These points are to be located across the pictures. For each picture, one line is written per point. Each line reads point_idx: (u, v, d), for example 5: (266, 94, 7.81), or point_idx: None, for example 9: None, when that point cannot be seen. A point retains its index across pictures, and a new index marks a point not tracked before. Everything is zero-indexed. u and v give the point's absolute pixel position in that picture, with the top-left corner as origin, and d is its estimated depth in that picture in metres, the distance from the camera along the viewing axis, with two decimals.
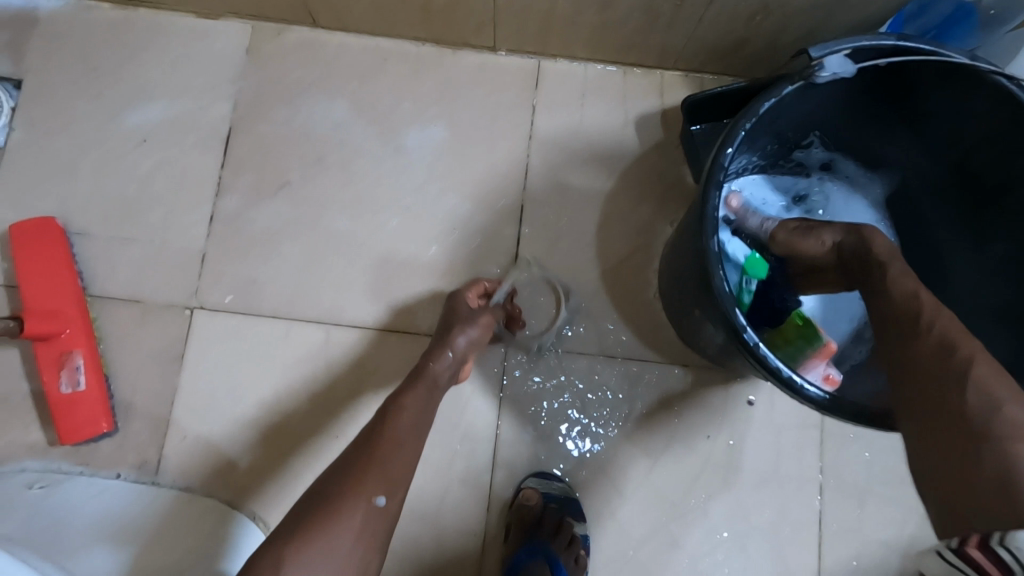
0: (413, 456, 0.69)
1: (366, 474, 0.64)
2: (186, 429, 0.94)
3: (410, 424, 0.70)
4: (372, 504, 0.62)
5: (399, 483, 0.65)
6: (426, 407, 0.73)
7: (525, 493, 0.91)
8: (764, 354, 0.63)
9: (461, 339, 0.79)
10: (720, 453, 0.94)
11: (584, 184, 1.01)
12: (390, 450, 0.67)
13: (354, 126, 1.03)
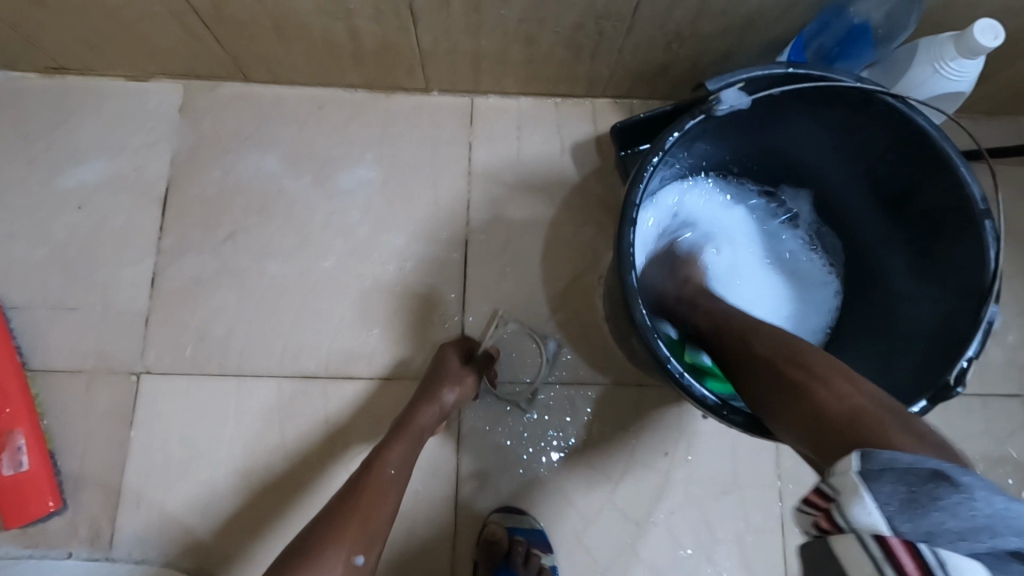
0: (391, 508, 0.72)
1: (348, 529, 0.66)
2: (140, 497, 0.92)
3: (390, 476, 0.73)
4: (352, 560, 0.65)
5: (377, 540, 0.68)
6: (408, 460, 0.77)
7: (490, 529, 0.90)
8: (684, 380, 0.64)
9: (445, 400, 0.84)
10: (679, 468, 0.95)
11: (526, 215, 1.03)
12: (373, 504, 0.70)
13: (292, 176, 1.03)
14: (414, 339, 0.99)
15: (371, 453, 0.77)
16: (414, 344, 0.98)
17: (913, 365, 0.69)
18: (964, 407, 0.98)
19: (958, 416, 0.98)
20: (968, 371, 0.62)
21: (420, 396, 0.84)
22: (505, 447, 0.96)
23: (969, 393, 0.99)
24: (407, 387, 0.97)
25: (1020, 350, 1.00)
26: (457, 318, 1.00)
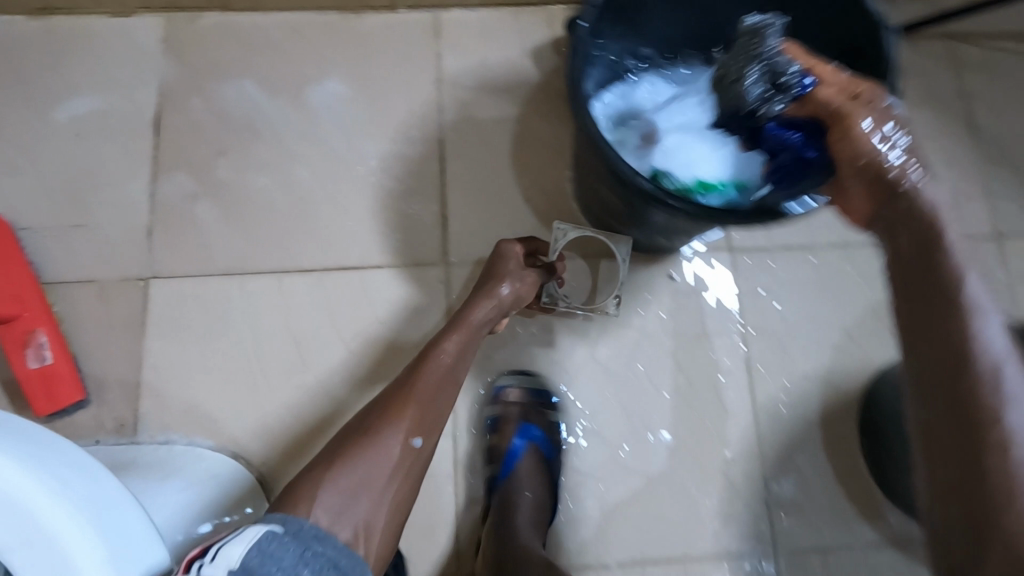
0: (446, 398, 0.79)
1: (406, 414, 0.74)
2: (159, 387, 0.99)
3: (446, 368, 0.79)
4: (410, 443, 0.73)
5: (433, 426, 0.76)
6: (465, 353, 0.82)
7: (506, 392, 1.00)
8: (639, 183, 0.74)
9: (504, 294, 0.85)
10: (652, 324, 1.05)
11: (495, 112, 1.11)
12: (429, 393, 0.77)
13: (272, 93, 1.10)
14: (401, 230, 1.06)
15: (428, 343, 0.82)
16: (402, 234, 1.06)
17: None
18: None
19: None
20: None
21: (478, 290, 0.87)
22: None
23: None
24: (398, 273, 1.04)
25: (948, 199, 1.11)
26: (440, 208, 1.07)
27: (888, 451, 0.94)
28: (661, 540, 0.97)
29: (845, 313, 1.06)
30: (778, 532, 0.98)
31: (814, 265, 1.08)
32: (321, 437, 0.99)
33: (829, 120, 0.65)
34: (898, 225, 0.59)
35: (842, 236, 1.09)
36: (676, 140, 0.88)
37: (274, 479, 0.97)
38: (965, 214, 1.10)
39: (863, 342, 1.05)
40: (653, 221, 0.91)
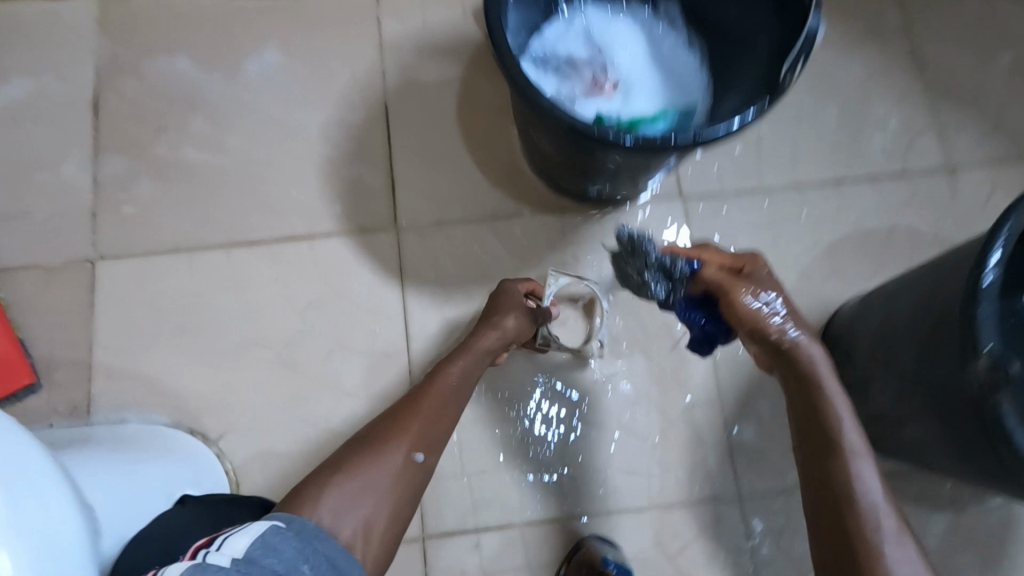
0: (451, 417, 0.76)
1: (411, 429, 0.72)
2: (111, 368, 0.98)
3: (453, 386, 0.77)
4: (411, 456, 0.70)
5: (437, 443, 0.73)
6: (472, 374, 0.80)
7: (586, 551, 0.90)
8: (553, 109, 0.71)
9: (506, 326, 0.85)
10: (607, 277, 1.03)
11: (438, 73, 1.10)
12: (435, 410, 0.75)
13: (210, 67, 1.08)
14: (348, 197, 1.04)
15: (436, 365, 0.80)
16: (350, 201, 1.04)
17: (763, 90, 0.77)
18: (858, 189, 1.08)
19: (854, 197, 1.08)
20: (797, 77, 0.70)
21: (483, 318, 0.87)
22: (446, 282, 1.02)
23: (860, 179, 1.09)
24: (348, 240, 1.03)
25: (899, 137, 1.10)
26: (387, 173, 1.06)
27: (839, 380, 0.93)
28: (625, 489, 0.97)
29: (800, 255, 1.06)
30: (741, 475, 0.98)
31: (768, 208, 1.07)
32: (278, 408, 0.98)
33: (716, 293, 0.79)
34: (795, 376, 0.73)
35: (795, 178, 1.08)
36: (625, 87, 0.88)
37: (232, 452, 0.96)
38: (916, 151, 1.10)
39: (819, 283, 1.04)
40: (610, 171, 0.87)
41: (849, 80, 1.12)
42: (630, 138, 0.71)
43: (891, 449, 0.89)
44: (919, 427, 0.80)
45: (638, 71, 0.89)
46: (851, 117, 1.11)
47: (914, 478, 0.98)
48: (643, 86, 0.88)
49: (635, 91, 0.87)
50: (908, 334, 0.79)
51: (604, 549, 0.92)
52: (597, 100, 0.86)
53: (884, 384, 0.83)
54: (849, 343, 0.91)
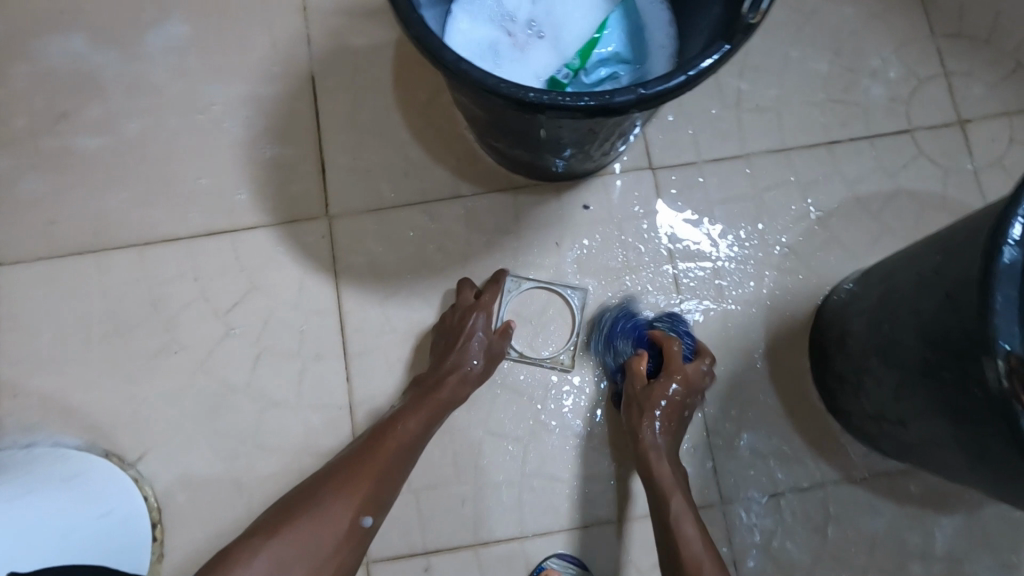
0: (402, 474, 0.72)
1: (360, 488, 0.67)
2: (16, 385, 0.88)
3: (406, 444, 0.72)
4: (359, 521, 0.66)
5: (385, 503, 0.69)
6: (429, 424, 0.75)
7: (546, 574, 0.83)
8: (462, 66, 0.55)
9: (467, 368, 0.80)
10: (567, 263, 0.91)
11: (370, 37, 0.96)
12: (388, 470, 0.70)
13: (113, 42, 0.95)
14: (273, 185, 0.93)
15: (389, 415, 0.76)
16: (276, 188, 0.93)
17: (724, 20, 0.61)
18: (853, 150, 0.95)
19: (849, 160, 0.94)
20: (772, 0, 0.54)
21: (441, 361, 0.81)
22: (387, 276, 0.91)
23: (856, 137, 0.95)
24: (275, 232, 0.92)
25: (901, 87, 0.96)
26: (315, 156, 0.93)
27: (833, 374, 0.81)
28: (592, 500, 0.86)
29: (788, 228, 0.93)
30: (724, 481, 0.87)
31: (749, 176, 0.94)
32: (203, 423, 0.88)
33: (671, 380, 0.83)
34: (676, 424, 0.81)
35: (781, 139, 0.95)
36: (556, 28, 0.73)
37: (153, 474, 0.86)
38: (921, 102, 0.96)
39: (809, 259, 0.92)
40: (554, 137, 0.71)
41: (842, 23, 0.98)
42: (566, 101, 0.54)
43: (894, 449, 0.77)
44: (924, 429, 0.67)
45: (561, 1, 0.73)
46: (844, 66, 0.97)
47: (919, 477, 0.87)
48: (576, 19, 0.73)
49: (571, 31, 0.73)
50: (911, 321, 0.65)
51: (568, 570, 0.84)
52: (540, 62, 0.72)
53: (882, 378, 0.71)
54: (844, 329, 0.78)
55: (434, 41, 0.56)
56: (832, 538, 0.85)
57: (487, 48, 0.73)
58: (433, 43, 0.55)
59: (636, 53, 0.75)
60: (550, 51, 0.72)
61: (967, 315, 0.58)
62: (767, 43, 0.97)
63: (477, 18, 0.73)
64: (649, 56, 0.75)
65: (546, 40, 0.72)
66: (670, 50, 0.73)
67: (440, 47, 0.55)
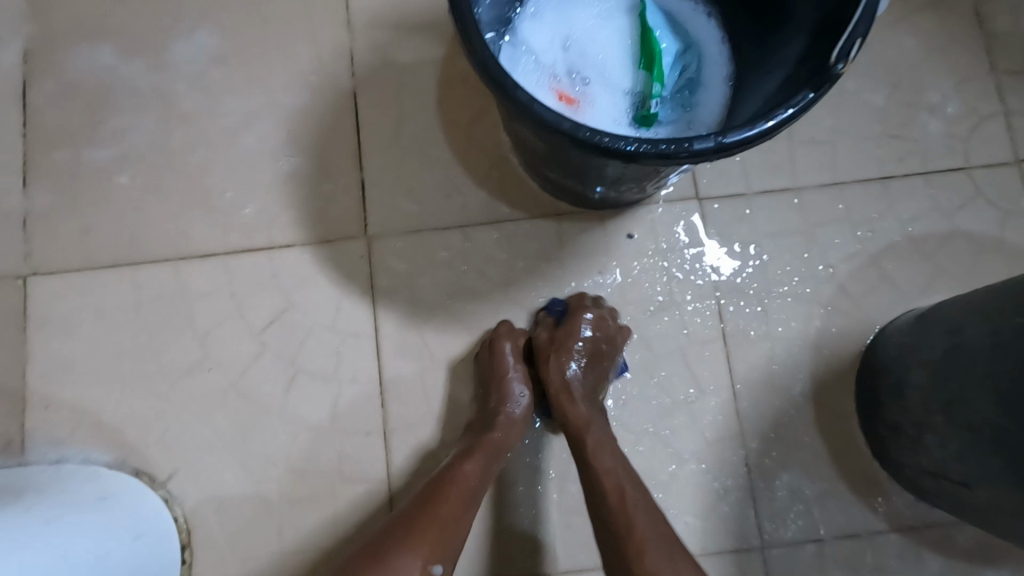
0: (470, 522, 0.68)
1: (425, 537, 0.63)
2: (46, 399, 0.86)
3: (468, 487, 0.69)
4: (429, 569, 0.62)
5: (456, 549, 0.65)
6: (487, 470, 0.73)
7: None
8: (537, 110, 0.54)
9: (516, 405, 0.79)
10: (609, 291, 0.89)
11: (416, 53, 0.94)
12: (453, 514, 0.66)
13: (156, 49, 0.94)
14: (313, 202, 0.91)
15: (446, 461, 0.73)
16: (314, 206, 0.91)
17: (803, 62, 0.59)
18: (909, 187, 0.92)
19: (903, 197, 0.91)
20: (858, 47, 0.53)
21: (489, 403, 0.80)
22: (425, 299, 0.89)
23: (910, 173, 0.92)
24: (313, 251, 0.90)
25: (959, 122, 0.93)
26: (356, 174, 0.92)
27: (884, 422, 0.79)
28: None
29: (838, 265, 0.90)
30: (765, 525, 0.84)
31: (799, 209, 0.91)
32: (235, 444, 0.86)
33: (547, 350, 0.82)
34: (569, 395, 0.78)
35: (834, 173, 0.92)
36: (600, 67, 0.71)
37: (184, 495, 0.85)
38: (980, 139, 0.93)
39: (860, 296, 0.89)
40: (614, 174, 0.69)
41: (900, 54, 0.95)
42: (645, 149, 0.53)
43: (947, 504, 0.75)
44: (989, 492, 0.65)
45: (589, 37, 0.71)
46: (901, 99, 0.94)
47: (967, 528, 0.84)
48: (615, 47, 0.71)
49: (618, 66, 0.71)
50: (980, 381, 0.63)
51: None
52: (613, 106, 0.70)
53: (944, 434, 0.68)
54: (901, 379, 0.75)
55: (510, 82, 0.54)
56: None
57: (584, 105, 0.70)
58: (509, 85, 0.54)
59: (683, 38, 0.74)
60: (613, 93, 0.70)
61: None
62: None
63: (546, 92, 0.69)
64: (710, 57, 0.73)
65: (600, 84, 0.70)
66: (718, 30, 0.73)
67: (516, 89, 0.54)
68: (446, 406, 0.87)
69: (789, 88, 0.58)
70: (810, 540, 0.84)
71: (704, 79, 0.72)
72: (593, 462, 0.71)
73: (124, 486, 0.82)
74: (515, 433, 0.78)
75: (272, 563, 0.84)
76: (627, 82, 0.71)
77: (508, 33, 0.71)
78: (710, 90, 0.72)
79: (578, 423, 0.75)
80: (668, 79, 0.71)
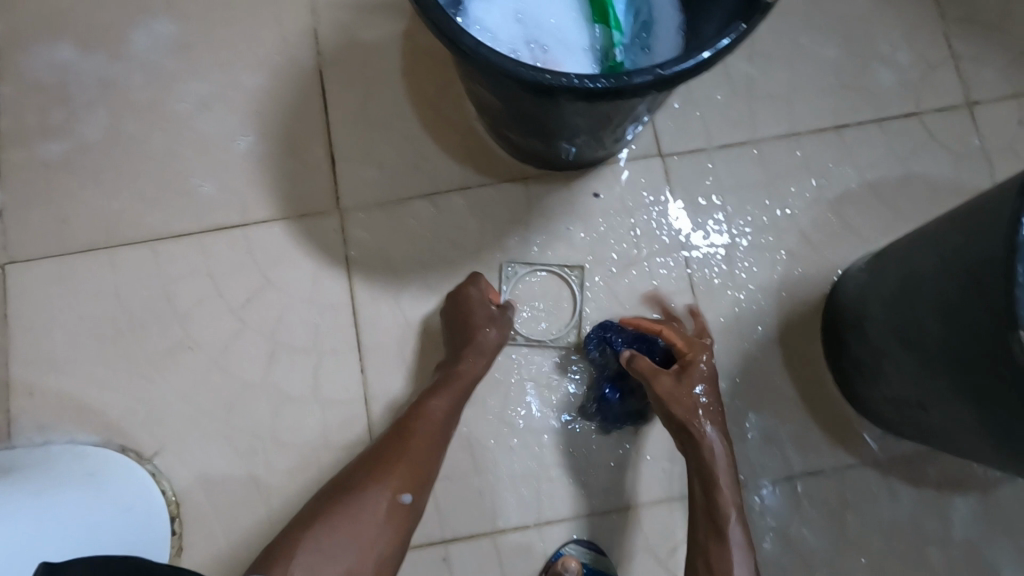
0: (438, 455, 0.74)
1: (395, 471, 0.70)
2: (30, 384, 0.88)
3: (435, 423, 0.74)
4: (398, 499, 0.69)
5: (426, 482, 0.72)
6: (455, 403, 0.77)
7: (564, 560, 0.81)
8: (482, 54, 0.56)
9: (485, 338, 0.81)
10: (578, 250, 0.91)
11: (378, 29, 0.96)
12: (422, 450, 0.72)
13: (123, 38, 0.95)
14: (284, 179, 0.93)
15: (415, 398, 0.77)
16: (287, 184, 0.92)
17: None
18: (864, 134, 0.94)
19: (859, 145, 0.94)
20: None
21: (456, 339, 0.82)
22: (399, 267, 0.91)
23: (865, 121, 0.95)
24: (286, 226, 0.92)
25: (910, 71, 0.96)
26: (325, 149, 0.93)
27: (848, 358, 0.81)
28: (609, 487, 0.87)
29: (799, 213, 0.92)
30: (740, 466, 0.86)
31: (759, 161, 0.94)
32: (219, 418, 0.88)
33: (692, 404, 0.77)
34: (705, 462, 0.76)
35: (791, 125, 0.95)
36: (556, 27, 0.72)
37: (171, 470, 0.86)
38: (931, 85, 0.95)
39: (822, 242, 0.92)
40: (570, 125, 0.71)
41: (849, 7, 0.97)
42: (588, 85, 0.55)
43: (911, 432, 0.77)
44: (945, 410, 0.67)
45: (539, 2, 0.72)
46: (853, 51, 0.97)
47: (934, 459, 0.87)
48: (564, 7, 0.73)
49: (572, 24, 0.72)
50: (929, 302, 0.65)
51: (585, 556, 0.84)
52: (579, 65, 0.72)
53: (899, 359, 0.71)
54: (859, 314, 0.78)
55: (455, 28, 0.56)
56: (848, 524, 0.85)
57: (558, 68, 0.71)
58: (454, 31, 0.56)
59: None
60: (573, 52, 0.72)
61: (987, 291, 0.58)
62: (773, 27, 0.97)
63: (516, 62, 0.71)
64: None
65: (558, 46, 0.72)
66: None
67: (462, 35, 0.56)
68: (426, 370, 0.89)
69: (727, 23, 0.60)
70: (784, 479, 0.86)
71: (657, 20, 0.74)
72: (727, 540, 0.73)
73: (110, 464, 0.83)
74: (483, 364, 0.80)
75: (261, 532, 0.85)
76: (584, 40, 0.72)
77: (459, 15, 0.71)
78: (666, 28, 0.73)
79: (713, 492, 0.75)
80: (623, 27, 0.73)
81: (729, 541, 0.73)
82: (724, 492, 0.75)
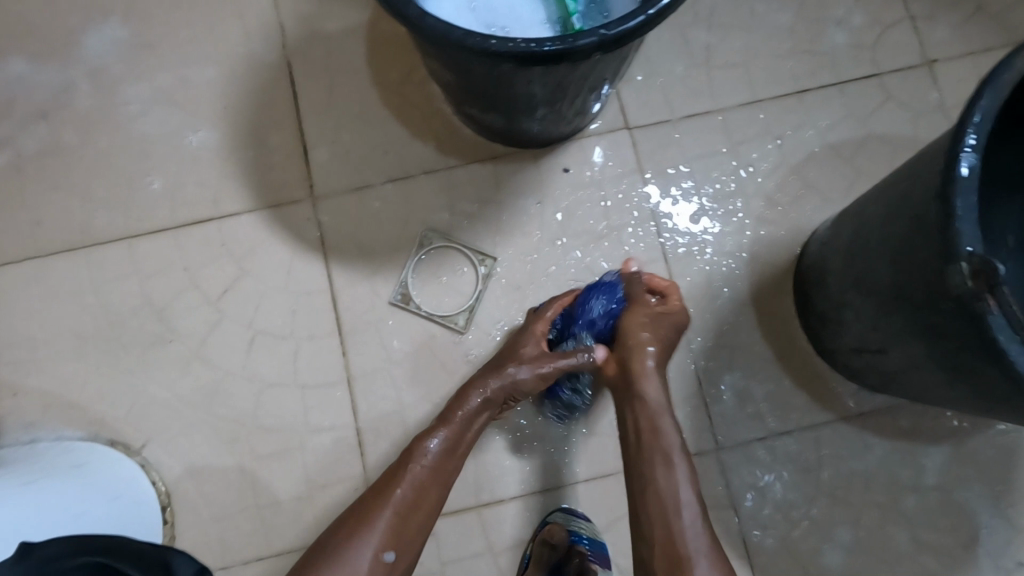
0: (427, 508, 0.72)
1: (377, 526, 0.69)
2: (15, 385, 0.89)
3: (430, 468, 0.72)
4: (382, 557, 0.68)
5: (411, 540, 0.70)
6: (453, 450, 0.74)
7: (550, 529, 0.83)
8: (430, 25, 0.57)
9: (518, 379, 0.77)
10: (549, 225, 0.93)
11: (342, 18, 0.97)
12: (410, 502, 0.71)
13: (91, 39, 0.97)
14: (256, 169, 0.94)
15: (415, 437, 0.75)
16: (259, 175, 0.94)
17: None
18: (824, 98, 0.96)
19: (819, 109, 0.96)
20: None
21: (478, 382, 0.78)
22: (374, 251, 0.92)
23: (824, 85, 0.96)
24: (261, 216, 0.93)
25: (867, 34, 0.98)
26: (295, 138, 0.95)
27: (815, 314, 0.83)
28: (591, 454, 0.88)
29: (764, 179, 0.94)
30: (718, 427, 0.88)
31: (723, 130, 0.95)
32: (204, 408, 0.89)
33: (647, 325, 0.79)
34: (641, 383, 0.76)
35: (753, 93, 0.96)
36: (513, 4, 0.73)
37: (158, 461, 0.88)
38: (887, 47, 0.97)
39: (788, 205, 0.93)
40: (527, 97, 0.73)
41: None
42: (538, 48, 0.57)
43: (876, 381, 0.79)
44: (903, 353, 0.69)
45: None
46: (809, 17, 0.98)
47: (907, 411, 0.88)
48: None
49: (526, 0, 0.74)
50: (882, 248, 0.67)
51: (572, 523, 0.84)
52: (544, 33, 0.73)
53: (858, 308, 0.73)
54: (822, 270, 0.80)
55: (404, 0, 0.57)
56: (825, 478, 0.87)
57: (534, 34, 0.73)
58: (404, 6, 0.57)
59: None
60: (534, 25, 0.73)
61: (934, 230, 0.59)
62: None
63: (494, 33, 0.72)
64: None
65: (519, 24, 0.73)
66: None
67: (410, 7, 0.57)
68: (406, 350, 0.90)
69: None
70: (761, 437, 0.88)
71: None
72: (650, 470, 0.72)
73: (100, 455, 0.85)
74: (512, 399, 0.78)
75: (249, 518, 0.87)
76: (540, 14, 0.73)
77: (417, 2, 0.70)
78: None
79: (648, 416, 0.74)
80: None
81: (673, 471, 0.71)
82: (661, 420, 0.74)
